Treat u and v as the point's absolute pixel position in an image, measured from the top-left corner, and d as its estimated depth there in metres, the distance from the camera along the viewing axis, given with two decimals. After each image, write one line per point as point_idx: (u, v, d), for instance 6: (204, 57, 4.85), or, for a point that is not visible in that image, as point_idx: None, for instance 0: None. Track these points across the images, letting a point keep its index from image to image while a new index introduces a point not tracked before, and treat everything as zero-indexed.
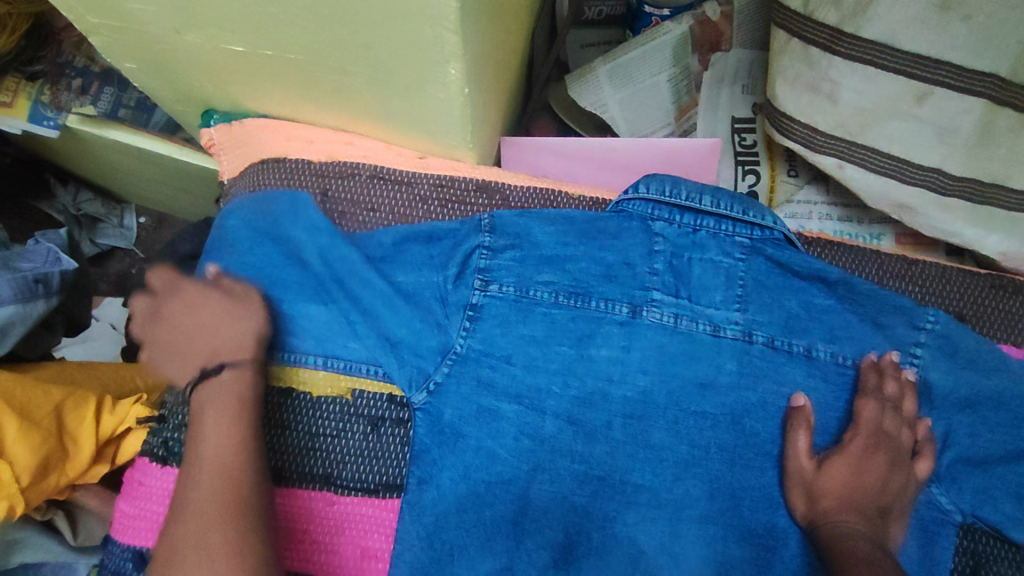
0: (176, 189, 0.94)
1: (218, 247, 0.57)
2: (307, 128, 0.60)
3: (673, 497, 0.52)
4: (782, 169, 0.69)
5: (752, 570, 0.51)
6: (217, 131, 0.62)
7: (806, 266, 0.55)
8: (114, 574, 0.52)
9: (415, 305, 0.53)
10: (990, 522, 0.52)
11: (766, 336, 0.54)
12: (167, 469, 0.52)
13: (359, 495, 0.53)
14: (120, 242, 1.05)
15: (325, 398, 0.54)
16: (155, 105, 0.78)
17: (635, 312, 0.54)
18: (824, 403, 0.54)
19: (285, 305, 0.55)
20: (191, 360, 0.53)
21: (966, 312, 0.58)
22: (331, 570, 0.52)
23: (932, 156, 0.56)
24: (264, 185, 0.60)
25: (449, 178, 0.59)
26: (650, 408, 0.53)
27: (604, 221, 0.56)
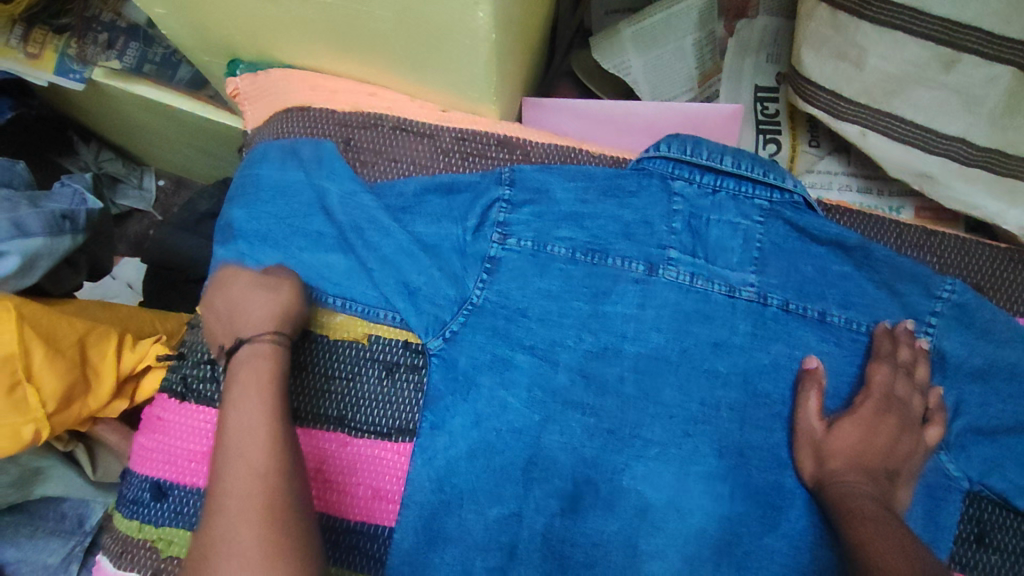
0: (194, 148, 0.95)
1: (243, 194, 0.58)
2: (332, 79, 0.61)
3: (682, 453, 0.53)
4: (804, 139, 0.68)
5: (757, 526, 0.52)
6: (243, 80, 0.62)
7: (824, 232, 0.55)
8: (132, 504, 0.53)
9: (434, 256, 0.54)
10: (996, 490, 0.53)
11: (781, 299, 0.54)
12: (185, 405, 0.53)
13: (372, 438, 0.54)
14: (140, 204, 1.06)
15: (341, 341, 0.55)
16: (181, 60, 0.79)
17: (651, 270, 0.54)
18: (837, 367, 0.54)
19: (305, 254, 0.55)
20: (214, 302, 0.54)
21: (983, 284, 0.58)
22: (343, 509, 0.53)
23: (956, 126, 0.56)
24: (288, 133, 0.61)
25: (472, 132, 0.60)
26: (662, 366, 0.54)
27: (623, 178, 0.56)
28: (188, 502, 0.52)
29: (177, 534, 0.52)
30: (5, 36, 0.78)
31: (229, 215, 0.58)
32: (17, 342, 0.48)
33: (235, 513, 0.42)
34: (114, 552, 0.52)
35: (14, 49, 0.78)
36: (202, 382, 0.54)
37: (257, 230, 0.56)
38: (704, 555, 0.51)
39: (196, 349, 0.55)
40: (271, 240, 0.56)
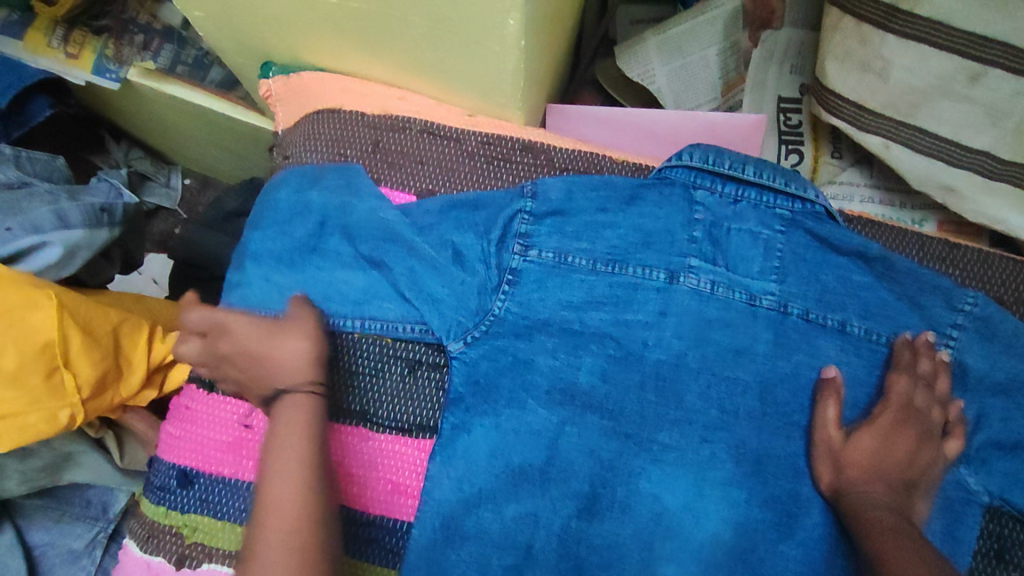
0: (223, 148, 0.97)
1: (265, 216, 0.60)
2: (362, 83, 0.63)
3: (699, 458, 0.53)
4: (826, 150, 0.69)
5: (773, 534, 0.52)
6: (275, 82, 0.65)
7: (846, 242, 0.55)
8: (158, 490, 0.54)
9: (461, 267, 0.55)
10: (1017, 505, 0.52)
11: (801, 308, 0.55)
12: (213, 395, 0.55)
13: (394, 433, 0.55)
14: (166, 202, 1.07)
15: (366, 338, 0.56)
16: (213, 63, 0.82)
17: (672, 278, 0.55)
18: (856, 378, 0.55)
19: (325, 272, 0.56)
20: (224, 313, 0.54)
21: (1006, 297, 0.57)
22: (363, 502, 0.54)
23: (980, 139, 0.56)
24: (318, 134, 0.63)
25: (497, 136, 0.62)
26: (681, 371, 0.54)
27: (646, 188, 0.57)
28: (214, 490, 0.53)
29: (201, 522, 0.53)
30: (47, 37, 0.80)
31: (249, 236, 0.60)
32: (57, 329, 0.49)
33: (276, 525, 0.45)
34: (142, 536, 0.54)
35: (55, 51, 0.81)
36: None
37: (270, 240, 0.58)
38: (720, 561, 0.51)
39: None
40: (289, 263, 0.57)
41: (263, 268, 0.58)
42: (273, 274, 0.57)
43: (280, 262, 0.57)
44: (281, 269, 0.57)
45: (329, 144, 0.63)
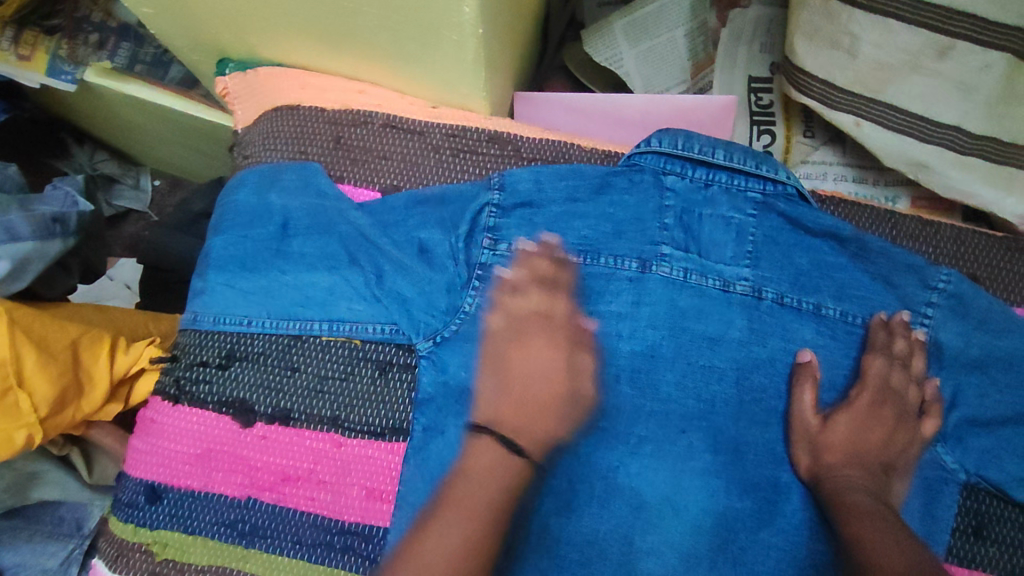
0: (189, 148, 0.94)
1: (225, 220, 0.58)
2: (321, 76, 0.61)
3: (676, 449, 0.52)
4: (798, 129, 0.68)
5: (752, 522, 0.51)
6: (233, 79, 0.63)
7: (818, 223, 0.55)
8: (126, 507, 0.52)
9: (430, 266, 0.54)
10: (994, 481, 0.51)
11: (776, 293, 0.54)
12: (178, 407, 0.53)
13: (365, 437, 0.52)
14: (135, 204, 1.04)
15: (334, 341, 0.54)
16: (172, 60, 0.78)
17: (644, 267, 0.54)
18: (832, 361, 0.54)
19: (289, 275, 0.55)
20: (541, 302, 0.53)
21: (979, 273, 0.57)
22: (338, 510, 0.51)
23: (951, 113, 0.55)
24: (278, 132, 0.62)
25: (462, 127, 0.60)
26: (661, 362, 0.53)
27: (614, 175, 0.56)
28: (184, 504, 0.51)
29: (172, 538, 0.51)
30: None
31: (210, 243, 0.58)
32: (9, 347, 0.49)
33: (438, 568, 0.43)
34: (111, 555, 0.52)
35: (6, 52, 0.77)
36: (196, 384, 0.54)
37: (232, 244, 0.56)
38: (701, 552, 0.51)
39: (189, 351, 0.55)
40: (251, 267, 0.55)
41: (223, 275, 0.56)
42: (236, 280, 0.55)
43: (245, 268, 0.55)
44: (244, 273, 0.55)
45: (290, 141, 0.61)
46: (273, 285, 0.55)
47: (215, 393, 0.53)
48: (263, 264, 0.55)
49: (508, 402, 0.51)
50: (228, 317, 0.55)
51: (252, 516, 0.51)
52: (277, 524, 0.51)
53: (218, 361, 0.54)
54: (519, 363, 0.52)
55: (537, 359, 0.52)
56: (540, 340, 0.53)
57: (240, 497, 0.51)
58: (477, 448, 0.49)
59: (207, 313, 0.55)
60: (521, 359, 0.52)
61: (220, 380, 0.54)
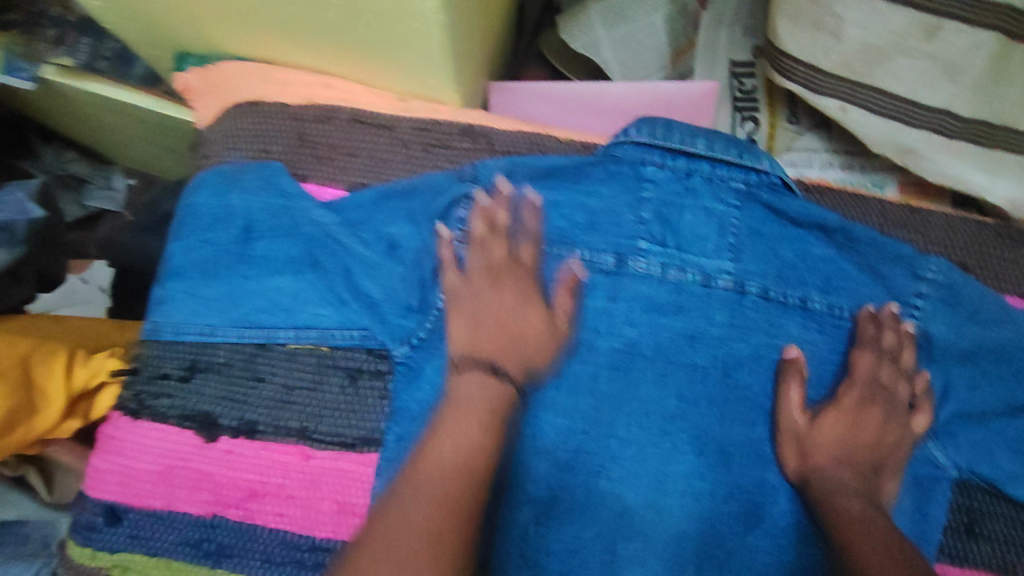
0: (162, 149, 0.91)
1: (184, 224, 0.55)
2: (284, 70, 0.58)
3: (660, 452, 0.50)
4: (782, 115, 0.65)
5: (739, 526, 0.49)
6: (193, 75, 0.60)
7: (803, 213, 0.53)
8: (85, 530, 0.50)
9: (398, 259, 0.51)
10: (987, 478, 0.50)
11: (760, 286, 0.52)
12: (138, 423, 0.51)
13: (336, 449, 0.50)
14: (110, 204, 0.97)
15: (301, 349, 0.51)
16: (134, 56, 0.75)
17: (621, 262, 0.52)
18: (819, 357, 0.52)
19: (253, 281, 0.52)
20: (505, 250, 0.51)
21: (970, 262, 0.55)
22: (308, 526, 0.49)
23: (940, 97, 0.53)
24: (239, 130, 0.58)
25: (432, 121, 0.57)
26: (644, 362, 0.51)
27: (591, 166, 0.54)
28: (146, 524, 0.50)
29: (133, 560, 0.50)
30: None
31: (168, 248, 0.55)
32: None
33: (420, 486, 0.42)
34: None
35: None
36: (156, 398, 0.51)
37: (191, 250, 0.53)
38: (685, 558, 0.49)
39: (149, 363, 0.52)
40: (212, 273, 0.52)
41: (181, 281, 0.53)
42: (196, 287, 0.52)
43: (205, 273, 0.53)
44: (203, 280, 0.52)
45: (251, 140, 0.58)
46: (235, 291, 0.52)
47: (177, 407, 0.51)
48: (224, 270, 0.52)
49: (483, 334, 0.49)
50: (189, 326, 0.52)
51: (219, 535, 0.49)
52: (245, 542, 0.49)
53: (180, 373, 0.52)
54: (493, 308, 0.50)
55: (510, 303, 0.50)
56: (508, 288, 0.51)
57: (206, 515, 0.49)
58: (462, 384, 0.48)
59: (168, 323, 0.52)
60: (496, 303, 0.50)
61: (182, 392, 0.51)
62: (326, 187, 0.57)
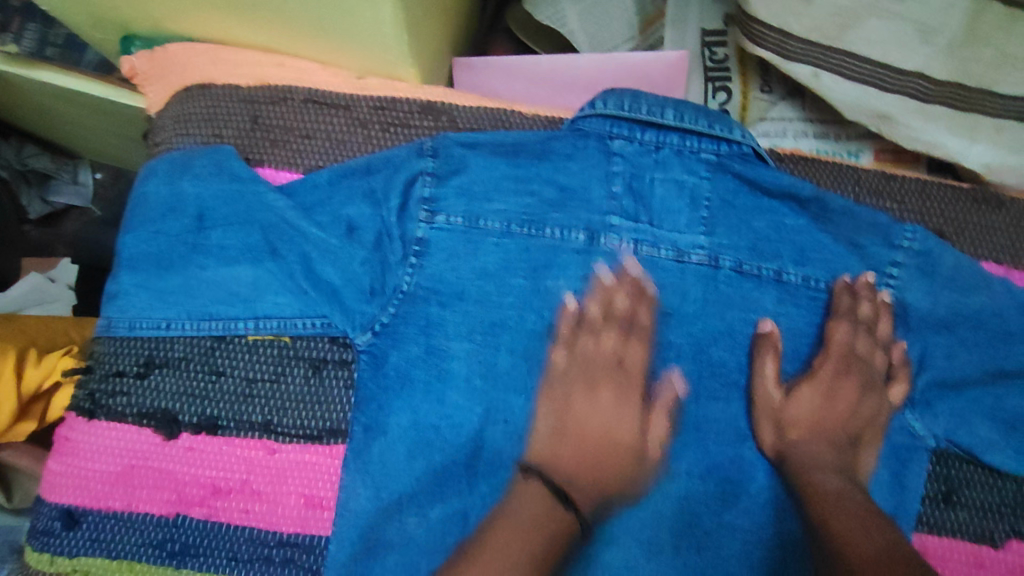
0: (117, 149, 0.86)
1: (134, 216, 0.52)
2: (235, 50, 0.56)
3: (634, 432, 0.49)
4: (755, 84, 0.64)
5: (716, 503, 0.49)
6: (139, 58, 0.57)
7: (776, 183, 0.51)
8: (42, 535, 0.48)
9: (357, 242, 0.49)
10: (964, 446, 0.49)
11: (733, 260, 0.51)
12: (94, 423, 0.49)
13: (301, 442, 0.49)
14: (76, 200, 0.89)
15: (262, 340, 0.50)
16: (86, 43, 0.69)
17: (592, 238, 0.50)
18: (796, 329, 0.51)
19: (209, 271, 0.49)
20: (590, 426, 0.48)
21: (946, 229, 0.54)
22: (274, 522, 0.48)
23: (913, 60, 0.52)
24: (189, 115, 0.56)
25: (391, 99, 0.55)
26: (627, 348, 0.50)
27: (557, 140, 0.52)
28: (105, 526, 0.48)
29: (94, 565, 0.48)
30: None
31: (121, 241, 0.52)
32: None
33: None
34: None
35: None
36: (112, 397, 0.49)
37: (140, 241, 0.51)
38: (662, 537, 0.48)
39: (103, 360, 0.50)
40: (167, 265, 0.50)
41: (134, 276, 0.50)
42: (146, 281, 0.50)
43: (155, 266, 0.50)
44: (154, 273, 0.50)
45: (202, 124, 0.55)
46: (189, 283, 0.49)
47: (135, 405, 0.49)
48: (177, 261, 0.50)
49: (561, 445, 0.48)
50: (144, 321, 0.50)
51: (181, 534, 0.48)
52: (209, 541, 0.48)
53: (137, 369, 0.50)
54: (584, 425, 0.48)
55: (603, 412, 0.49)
56: (604, 393, 0.49)
57: (168, 515, 0.48)
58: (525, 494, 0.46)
59: (122, 319, 0.50)
60: (586, 415, 0.49)
61: (139, 390, 0.49)
62: (282, 171, 0.55)
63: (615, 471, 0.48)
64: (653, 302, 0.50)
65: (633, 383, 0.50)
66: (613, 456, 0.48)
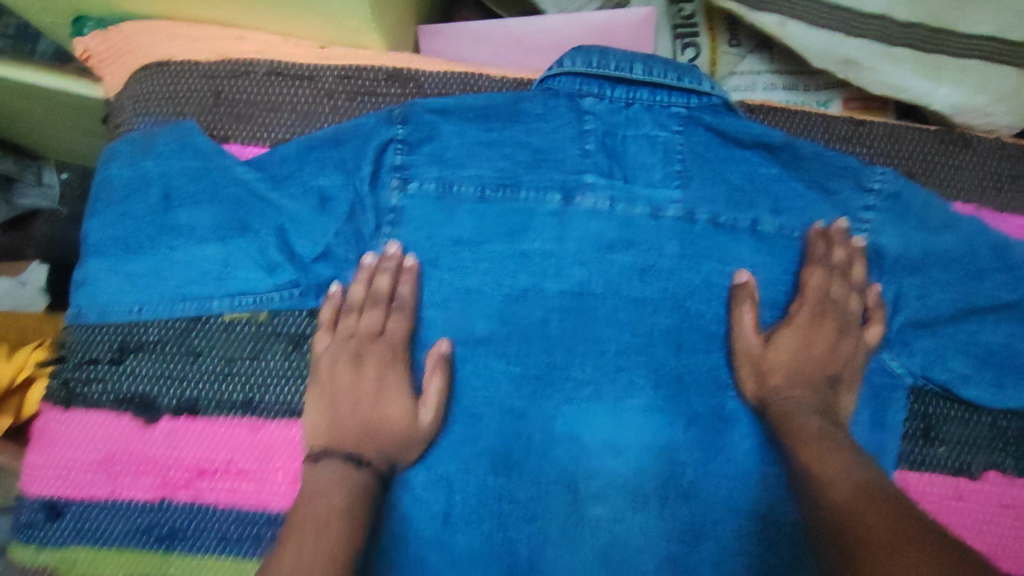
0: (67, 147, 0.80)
1: (97, 200, 0.50)
2: (191, 25, 0.53)
3: (617, 388, 0.49)
4: (724, 39, 0.63)
5: (700, 454, 0.49)
6: (92, 39, 0.54)
7: (747, 133, 0.51)
8: (25, 528, 0.48)
9: (329, 213, 0.48)
10: (940, 382, 0.50)
11: (709, 214, 0.51)
12: (71, 411, 0.49)
13: (285, 418, 0.48)
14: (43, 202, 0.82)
15: (238, 319, 0.49)
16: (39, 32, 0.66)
17: (568, 199, 0.50)
18: (771, 278, 0.51)
19: (179, 252, 0.48)
20: (384, 391, 0.47)
21: (915, 169, 0.55)
22: (263, 499, 0.48)
23: (875, 2, 0.51)
24: (149, 93, 0.54)
25: (357, 67, 0.54)
26: (603, 307, 0.50)
27: (528, 100, 0.51)
28: (90, 515, 0.48)
29: (81, 555, 0.47)
30: None
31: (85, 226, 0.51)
32: None
33: None
34: None
35: None
36: (87, 384, 0.49)
37: (106, 225, 0.49)
38: (647, 489, 0.49)
39: (76, 349, 0.49)
40: (135, 248, 0.49)
41: (101, 262, 0.49)
42: (114, 265, 0.49)
43: (123, 248, 0.49)
44: (121, 256, 0.49)
45: (163, 102, 0.54)
46: (160, 265, 0.48)
47: (112, 392, 0.48)
48: (146, 244, 0.49)
49: (366, 405, 0.46)
50: (115, 306, 0.49)
51: (169, 518, 0.47)
52: (197, 523, 0.47)
53: (111, 356, 0.49)
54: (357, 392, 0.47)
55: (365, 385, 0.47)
56: (368, 364, 0.47)
57: (154, 499, 0.48)
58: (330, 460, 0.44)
59: (93, 305, 0.49)
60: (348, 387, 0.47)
61: (115, 376, 0.49)
62: (248, 147, 0.54)
63: (397, 433, 0.46)
64: (628, 259, 0.50)
65: (612, 341, 0.50)
66: (392, 420, 0.46)
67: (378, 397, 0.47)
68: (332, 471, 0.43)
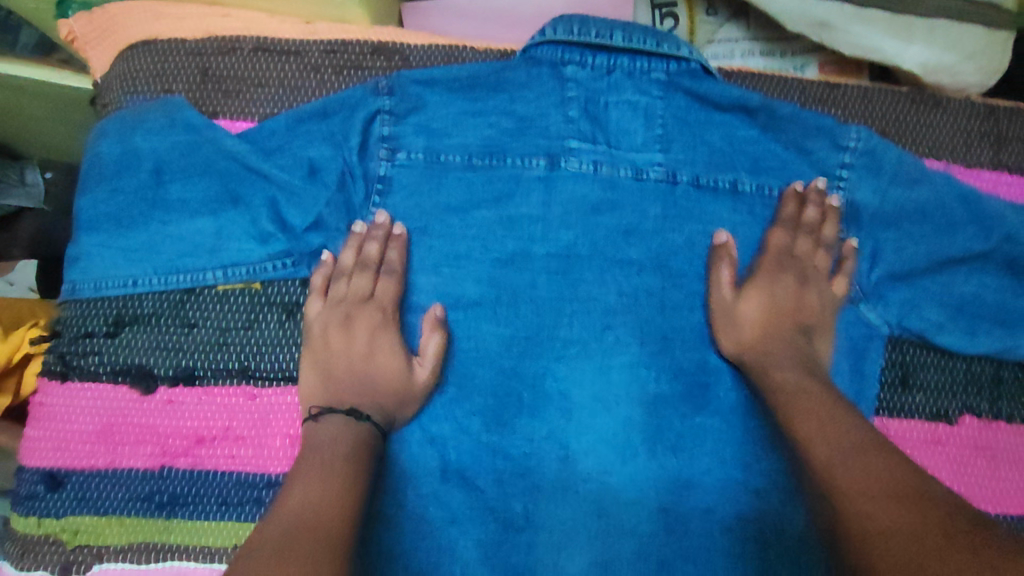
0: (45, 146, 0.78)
1: (86, 177, 0.51)
2: (178, 5, 0.55)
3: (604, 346, 0.51)
4: (701, 8, 0.63)
5: (687, 407, 0.51)
6: (77, 21, 0.55)
7: (725, 96, 0.52)
8: (27, 500, 0.49)
9: (317, 182, 0.49)
10: (916, 331, 0.52)
11: (690, 175, 0.52)
12: (68, 385, 0.49)
13: (280, 385, 0.50)
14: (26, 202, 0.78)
15: (232, 290, 0.50)
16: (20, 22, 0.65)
17: (553, 163, 0.51)
18: (751, 236, 0.53)
19: (171, 226, 0.49)
20: (381, 352, 0.48)
21: (887, 127, 0.57)
22: (262, 464, 0.49)
23: None
24: (136, 72, 0.54)
25: (342, 42, 0.55)
26: (590, 268, 0.51)
27: (511, 70, 0.51)
28: (92, 485, 0.48)
29: (84, 522, 0.48)
30: None
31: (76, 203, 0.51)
32: None
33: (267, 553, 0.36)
34: (15, 554, 0.49)
35: None
36: (83, 357, 0.49)
37: (95, 202, 0.50)
38: (636, 442, 0.50)
39: (71, 324, 0.49)
40: (126, 223, 0.49)
41: (92, 237, 0.49)
42: (105, 240, 0.49)
43: (113, 224, 0.49)
44: (113, 231, 0.49)
45: (150, 80, 0.54)
46: (151, 238, 0.49)
47: (109, 365, 0.49)
48: (137, 218, 0.49)
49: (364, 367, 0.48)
50: (108, 280, 0.49)
51: (170, 485, 0.48)
52: (198, 488, 0.48)
53: (106, 329, 0.49)
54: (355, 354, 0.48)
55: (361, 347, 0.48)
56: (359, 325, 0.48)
57: (154, 467, 0.49)
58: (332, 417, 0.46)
59: (86, 279, 0.49)
60: (344, 350, 0.48)
61: (111, 349, 0.49)
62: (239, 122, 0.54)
63: (394, 394, 0.48)
64: (613, 221, 0.51)
65: (599, 301, 0.51)
66: (389, 379, 0.48)
67: (375, 358, 0.48)
68: (335, 426, 0.45)
